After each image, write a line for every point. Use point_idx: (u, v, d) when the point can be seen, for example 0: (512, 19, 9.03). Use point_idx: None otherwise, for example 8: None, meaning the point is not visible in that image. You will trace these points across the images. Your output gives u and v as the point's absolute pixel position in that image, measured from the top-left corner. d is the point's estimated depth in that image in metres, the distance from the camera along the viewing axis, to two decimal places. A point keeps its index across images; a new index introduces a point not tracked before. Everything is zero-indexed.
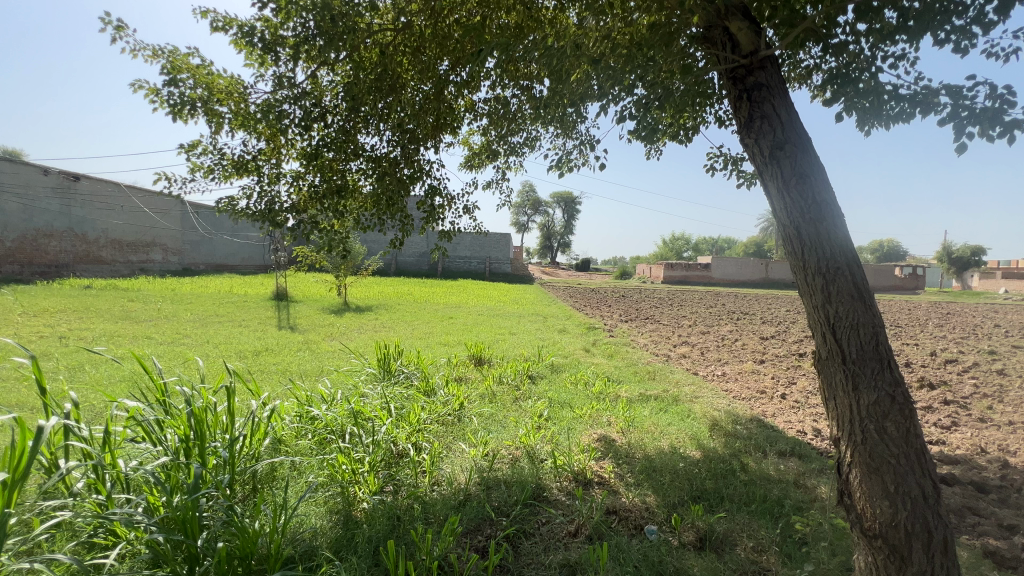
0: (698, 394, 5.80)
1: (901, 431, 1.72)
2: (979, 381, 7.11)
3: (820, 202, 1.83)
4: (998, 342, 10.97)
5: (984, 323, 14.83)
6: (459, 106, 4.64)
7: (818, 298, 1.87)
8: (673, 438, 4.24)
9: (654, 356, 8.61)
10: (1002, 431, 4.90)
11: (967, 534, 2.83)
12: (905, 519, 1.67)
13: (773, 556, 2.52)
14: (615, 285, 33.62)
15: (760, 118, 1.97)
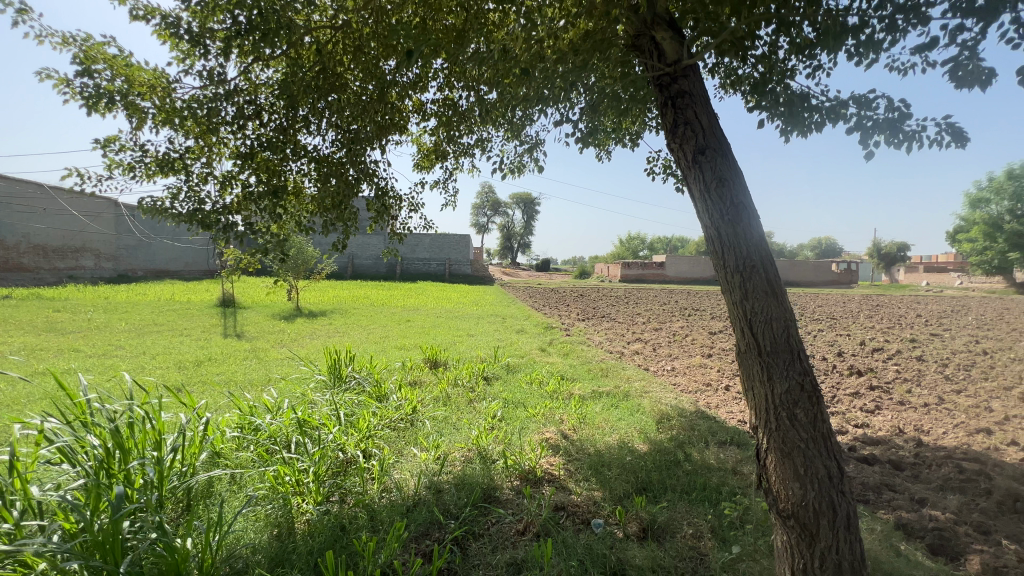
0: (647, 389, 6.00)
1: (810, 417, 1.82)
2: (900, 367, 7.73)
3: (738, 204, 1.91)
4: (918, 331, 11.99)
5: (907, 314, 16.10)
6: (406, 106, 4.61)
7: (737, 296, 1.95)
8: (622, 433, 4.37)
9: (608, 354, 8.81)
10: (918, 412, 5.37)
11: (883, 509, 3.07)
12: (813, 498, 1.77)
13: (709, 541, 2.64)
14: (574, 285, 34.20)
15: (684, 124, 2.03)
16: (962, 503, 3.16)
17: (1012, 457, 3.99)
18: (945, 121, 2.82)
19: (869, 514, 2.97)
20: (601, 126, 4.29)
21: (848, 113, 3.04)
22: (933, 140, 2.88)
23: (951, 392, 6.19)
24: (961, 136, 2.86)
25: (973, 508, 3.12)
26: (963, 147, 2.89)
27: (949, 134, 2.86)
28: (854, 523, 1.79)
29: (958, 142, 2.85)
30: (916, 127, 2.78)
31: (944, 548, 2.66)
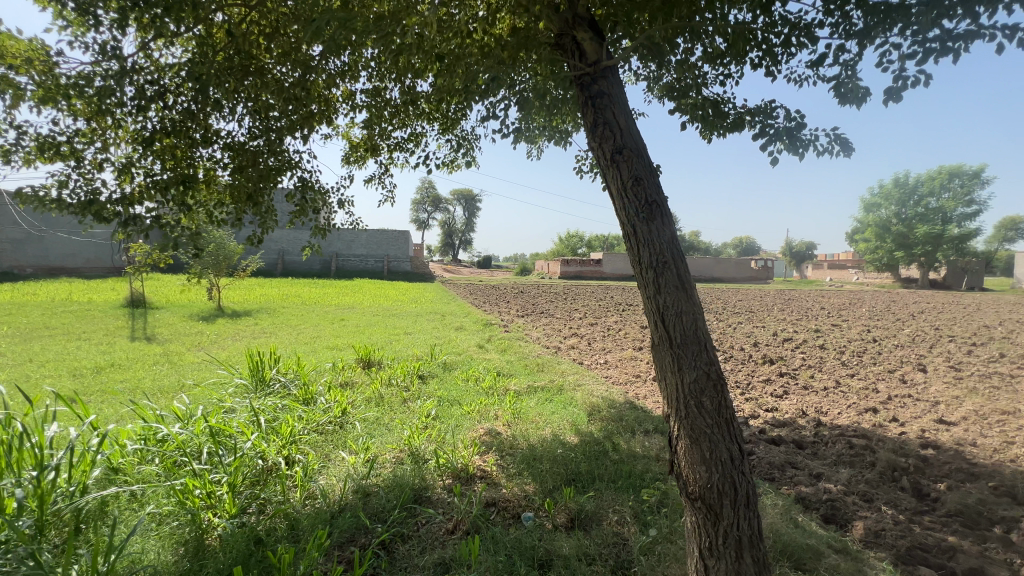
0: (581, 382, 6.18)
1: (715, 404, 1.92)
2: (805, 355, 8.53)
3: (651, 201, 1.99)
4: (821, 322, 13.30)
5: (813, 307, 17.79)
6: (334, 95, 4.40)
7: (651, 290, 2.02)
8: (555, 426, 4.46)
9: (545, 349, 8.96)
10: (818, 395, 5.95)
11: (787, 485, 3.36)
12: (717, 480, 1.87)
13: (632, 527, 2.76)
14: (514, 282, 34.56)
15: (603, 124, 2.09)
16: (851, 475, 3.53)
17: (892, 432, 4.52)
18: (833, 132, 3.14)
19: (774, 490, 3.24)
20: (533, 124, 4.33)
21: (754, 120, 3.28)
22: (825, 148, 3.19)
23: (845, 377, 6.91)
24: (847, 145, 3.20)
25: (859, 479, 3.50)
26: (849, 155, 3.24)
27: (836, 142, 3.19)
28: (753, 502, 1.91)
29: (844, 151, 3.19)
30: (810, 136, 3.06)
31: (835, 517, 2.96)
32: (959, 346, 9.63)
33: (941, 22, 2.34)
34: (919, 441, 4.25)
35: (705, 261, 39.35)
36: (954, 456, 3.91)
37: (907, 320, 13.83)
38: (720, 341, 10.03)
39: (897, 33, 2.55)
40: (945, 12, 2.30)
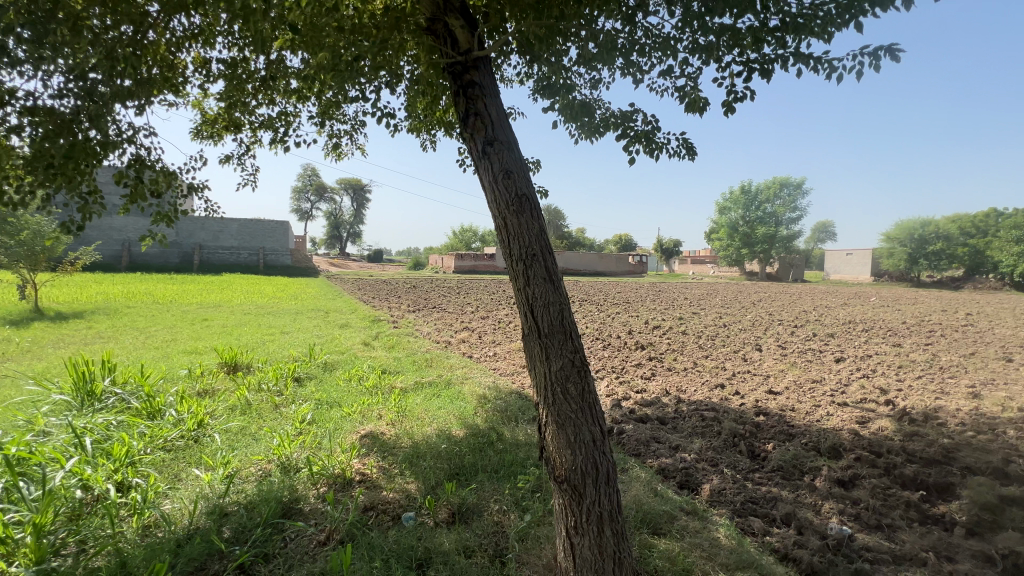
0: (469, 375, 6.19)
1: (580, 390, 2.01)
2: (670, 340, 9.55)
3: (521, 194, 2.02)
4: (684, 311, 15.04)
5: (679, 298, 19.99)
6: (181, 60, 3.80)
7: (520, 282, 2.05)
8: (441, 421, 4.41)
9: (435, 344, 8.84)
10: (679, 376, 6.69)
11: (651, 458, 3.71)
12: (581, 462, 1.98)
13: (512, 514, 2.84)
14: (407, 277, 33.64)
15: (474, 115, 2.06)
16: (702, 444, 4.02)
17: (734, 404, 5.25)
18: (681, 137, 3.51)
19: (639, 464, 3.55)
20: (416, 113, 4.19)
21: (618, 123, 3.53)
22: (674, 152, 3.56)
23: (701, 358, 7.88)
24: (691, 149, 3.62)
25: (708, 447, 4.00)
26: (693, 159, 3.66)
27: (683, 147, 3.58)
28: (614, 478, 2.05)
29: (690, 154, 3.59)
30: (664, 140, 3.38)
31: (687, 482, 3.34)
32: (785, 328, 11.55)
33: (760, 47, 2.71)
34: (754, 410, 5.00)
35: (589, 256, 42.08)
36: (778, 421, 4.66)
37: (749, 308, 16.22)
38: (600, 330, 10.80)
39: (728, 53, 2.90)
40: (763, 40, 2.67)
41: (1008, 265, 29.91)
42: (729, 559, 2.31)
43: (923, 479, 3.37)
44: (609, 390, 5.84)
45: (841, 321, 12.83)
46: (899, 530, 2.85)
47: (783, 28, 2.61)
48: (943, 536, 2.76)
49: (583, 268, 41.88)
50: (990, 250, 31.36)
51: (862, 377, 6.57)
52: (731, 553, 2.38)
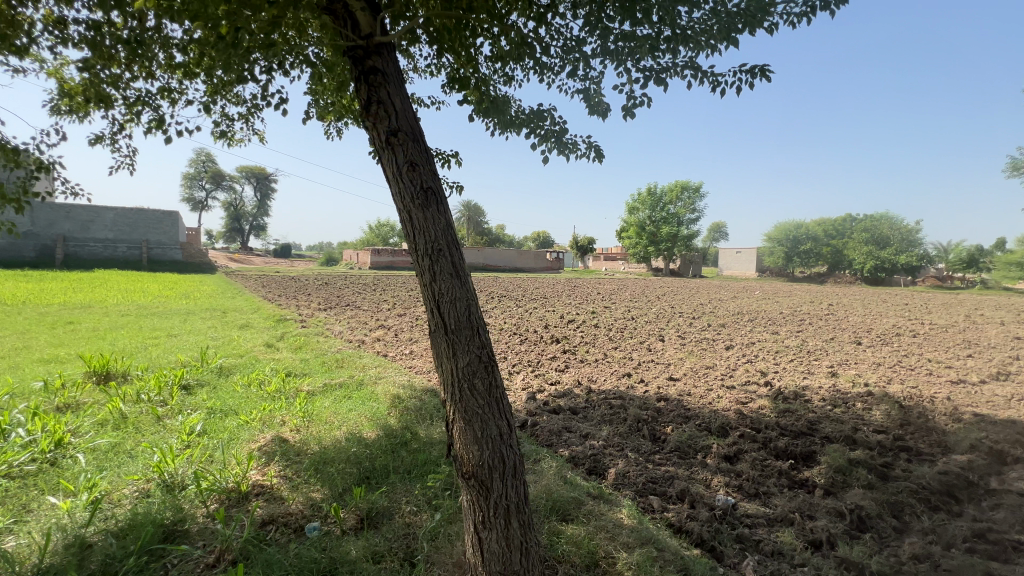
0: (382, 375, 5.99)
1: (486, 385, 2.01)
2: (584, 333, 10.00)
3: (427, 188, 1.98)
4: (597, 305, 15.83)
5: (592, 293, 20.93)
6: (28, 18, 3.22)
7: (426, 277, 2.01)
8: (352, 423, 4.22)
9: (347, 344, 8.43)
10: (590, 367, 7.03)
11: (562, 447, 3.86)
12: (488, 457, 1.99)
13: (424, 514, 2.79)
14: (318, 273, 31.78)
15: (376, 103, 1.97)
16: (609, 431, 4.25)
17: (639, 391, 5.62)
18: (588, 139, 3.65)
19: (551, 454, 3.67)
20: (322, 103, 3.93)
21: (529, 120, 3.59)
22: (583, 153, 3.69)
23: (611, 350, 8.34)
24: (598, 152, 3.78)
25: (615, 433, 4.24)
26: (600, 160, 3.83)
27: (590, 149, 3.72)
28: (522, 469, 2.10)
29: (597, 156, 3.74)
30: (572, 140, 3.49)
31: (595, 468, 3.51)
32: (685, 319, 12.62)
33: (656, 55, 2.89)
34: (656, 396, 5.38)
35: (508, 252, 42.61)
36: (677, 405, 5.06)
37: (655, 301, 17.44)
38: (518, 325, 10.99)
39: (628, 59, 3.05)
40: (658, 49, 2.84)
41: (860, 262, 35.13)
42: (631, 537, 2.47)
43: (792, 450, 3.85)
44: (524, 384, 5.96)
45: (730, 312, 14.26)
46: (773, 496, 3.22)
47: (675, 39, 2.81)
48: (807, 497, 3.17)
49: (503, 265, 42.36)
50: (847, 250, 36.60)
51: (746, 362, 7.36)
52: (633, 531, 2.53)
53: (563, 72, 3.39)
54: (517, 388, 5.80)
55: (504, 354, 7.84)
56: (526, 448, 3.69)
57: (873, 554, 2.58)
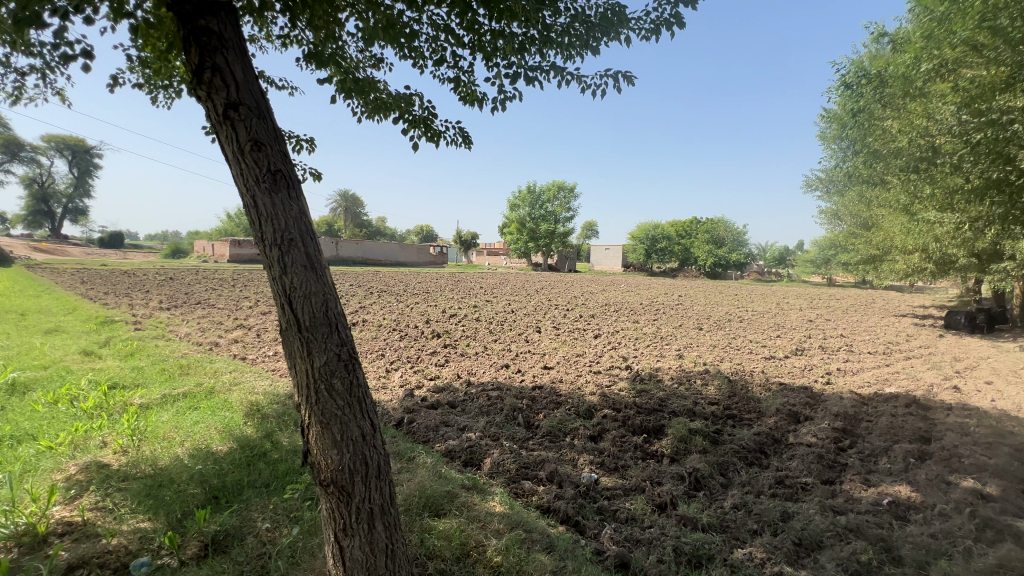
0: (238, 380, 5.35)
1: (347, 385, 1.89)
2: (465, 327, 10.06)
3: (275, 171, 1.80)
4: (479, 299, 16.08)
5: (475, 287, 21.15)
6: None
7: (275, 270, 1.82)
8: (198, 436, 3.70)
9: (195, 347, 7.36)
10: (470, 360, 7.11)
11: (439, 443, 3.83)
12: (348, 461, 1.88)
13: (283, 529, 2.56)
14: (160, 266, 27.27)
15: (211, 71, 1.72)
16: (486, 422, 4.33)
17: (515, 381, 5.83)
18: (456, 126, 3.66)
19: (427, 450, 3.63)
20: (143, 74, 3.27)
21: (397, 105, 3.51)
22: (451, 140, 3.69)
23: (491, 342, 8.54)
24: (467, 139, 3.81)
25: (491, 424, 4.34)
26: (469, 148, 3.86)
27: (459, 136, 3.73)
28: (387, 469, 2.04)
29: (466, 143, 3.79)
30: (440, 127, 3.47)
31: (471, 460, 3.56)
32: (560, 311, 13.42)
33: (522, 55, 2.98)
34: (531, 385, 5.64)
35: (390, 246, 41.02)
36: (549, 392, 5.36)
37: (533, 295, 18.25)
38: (397, 320, 10.66)
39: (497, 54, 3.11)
40: (524, 48, 2.95)
41: (704, 260, 40.85)
42: (501, 523, 2.55)
43: (645, 425, 4.32)
44: (402, 380, 5.81)
45: (600, 304, 15.52)
46: (628, 468, 3.58)
47: (540, 41, 2.93)
48: (655, 466, 3.58)
49: (384, 258, 40.69)
50: (694, 249, 42.25)
51: (611, 349, 8.09)
52: (503, 517, 2.62)
53: (432, 60, 3.33)
54: (393, 386, 5.62)
55: (382, 351, 7.55)
56: (401, 446, 3.60)
57: (706, 509, 3.01)
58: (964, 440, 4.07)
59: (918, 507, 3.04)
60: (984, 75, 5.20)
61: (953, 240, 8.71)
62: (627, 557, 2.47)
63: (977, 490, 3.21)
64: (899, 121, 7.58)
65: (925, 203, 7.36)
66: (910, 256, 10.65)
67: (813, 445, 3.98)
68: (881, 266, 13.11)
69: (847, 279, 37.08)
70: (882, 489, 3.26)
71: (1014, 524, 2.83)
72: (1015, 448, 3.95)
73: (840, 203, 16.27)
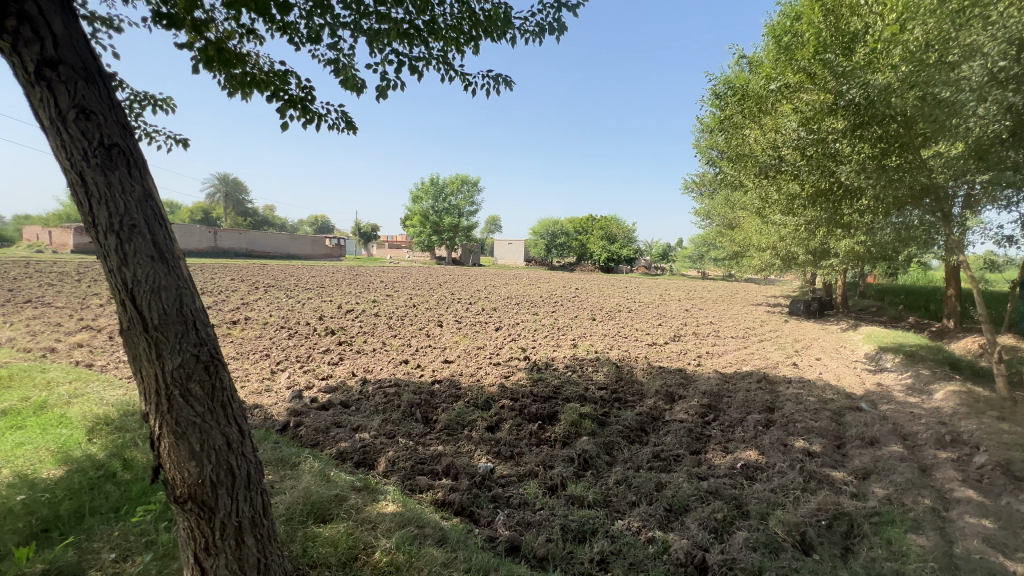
0: (81, 391, 4.56)
1: (207, 389, 1.71)
2: (362, 323, 9.63)
3: (110, 144, 1.55)
4: (378, 293, 15.48)
5: (374, 281, 20.24)
6: None
7: (113, 261, 1.58)
8: (22, 460, 3.09)
9: (21, 354, 6.10)
10: (367, 357, 6.83)
11: (329, 445, 3.63)
12: (210, 473, 1.70)
13: (136, 557, 2.25)
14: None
15: (17, 20, 1.43)
16: (381, 420, 4.20)
17: (414, 377, 5.72)
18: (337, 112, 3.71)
19: (316, 454, 3.42)
20: None
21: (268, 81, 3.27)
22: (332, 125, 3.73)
23: (389, 337, 8.28)
24: (350, 125, 3.92)
25: (387, 422, 4.21)
26: (353, 134, 3.97)
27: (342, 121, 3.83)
28: (259, 478, 1.88)
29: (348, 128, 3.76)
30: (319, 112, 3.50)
31: (365, 460, 3.43)
32: (462, 305, 13.44)
33: (408, 42, 2.98)
34: (430, 380, 5.57)
35: (279, 236, 37.73)
36: (448, 386, 5.34)
37: (436, 289, 17.97)
38: (286, 318, 9.83)
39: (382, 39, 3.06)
40: (411, 36, 2.95)
41: (599, 255, 43.52)
42: (392, 522, 2.49)
43: (541, 412, 4.51)
44: (289, 381, 5.40)
45: (502, 297, 15.77)
46: (523, 454, 3.71)
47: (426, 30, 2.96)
48: (548, 451, 3.75)
49: (273, 250, 37.33)
50: (590, 245, 44.79)
51: (511, 340, 8.29)
52: (395, 515, 2.56)
53: (312, 39, 3.13)
54: (279, 388, 5.19)
55: (267, 351, 6.92)
56: (285, 452, 3.34)
57: (592, 486, 3.23)
58: (798, 408, 4.85)
59: (763, 467, 3.55)
60: (815, 99, 5.95)
61: (794, 239, 10.28)
62: (518, 541, 2.56)
63: (806, 448, 3.84)
64: (754, 135, 8.71)
65: (773, 208, 8.58)
66: (763, 253, 12.37)
67: (684, 421, 4.45)
68: (742, 261, 15.04)
69: (717, 273, 41.97)
70: (737, 454, 3.75)
71: (830, 474, 3.45)
72: (833, 411, 4.81)
73: (710, 205, 18.31)
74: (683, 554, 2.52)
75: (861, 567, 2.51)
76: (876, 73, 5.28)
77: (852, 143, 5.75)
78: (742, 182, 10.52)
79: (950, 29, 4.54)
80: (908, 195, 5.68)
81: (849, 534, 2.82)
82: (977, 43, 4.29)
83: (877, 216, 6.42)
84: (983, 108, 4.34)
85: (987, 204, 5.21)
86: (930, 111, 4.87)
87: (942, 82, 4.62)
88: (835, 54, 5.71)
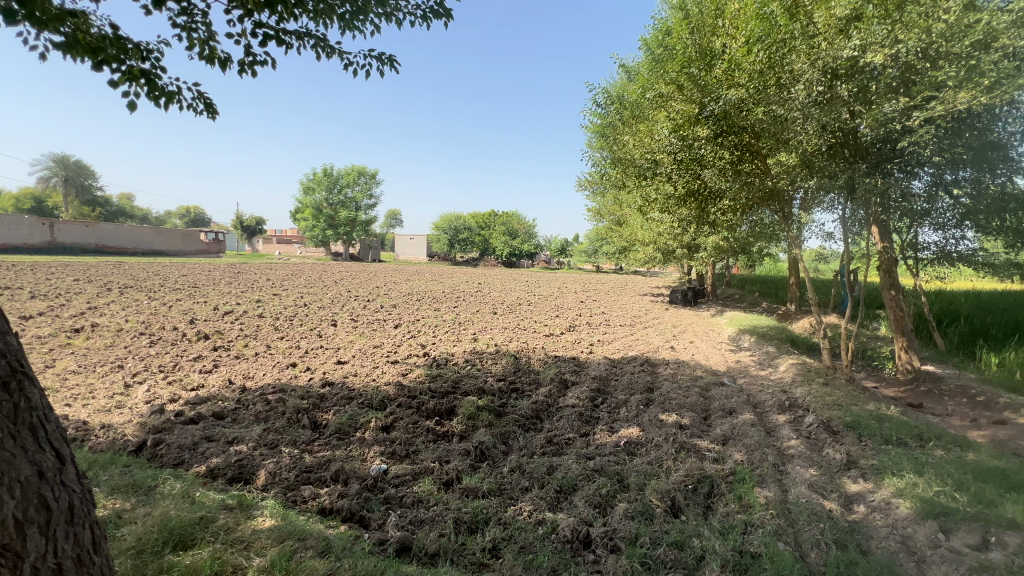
0: None
1: (8, 411, 1.43)
2: (243, 325, 8.75)
3: None
4: (263, 292, 14.17)
5: (259, 279, 18.45)
6: None
7: None
8: None
9: None
10: (248, 362, 6.22)
11: (196, 463, 3.24)
12: (17, 510, 1.43)
13: None
14: None
15: None
16: (262, 430, 3.85)
17: (301, 381, 5.32)
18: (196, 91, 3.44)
19: (179, 474, 3.03)
20: None
21: (108, 49, 2.89)
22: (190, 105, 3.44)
23: (275, 340, 7.62)
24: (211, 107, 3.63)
25: (269, 431, 3.87)
26: (215, 117, 3.67)
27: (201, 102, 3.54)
28: (85, 510, 1.66)
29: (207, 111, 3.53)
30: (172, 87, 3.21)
31: (240, 474, 3.12)
32: (359, 302, 12.82)
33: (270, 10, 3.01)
34: (320, 383, 5.22)
35: (140, 228, 32.77)
36: (341, 388, 5.05)
37: (331, 287, 16.92)
38: (146, 322, 8.55)
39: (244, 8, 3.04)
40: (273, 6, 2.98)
41: (501, 250, 44.25)
42: (269, 538, 2.30)
43: (438, 408, 4.46)
44: (149, 394, 4.73)
45: (403, 294, 15.32)
46: (419, 452, 3.64)
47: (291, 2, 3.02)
48: (445, 446, 3.73)
49: (133, 245, 32.32)
50: (492, 240, 45.36)
51: (410, 337, 8.10)
52: (272, 531, 2.37)
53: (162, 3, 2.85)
54: (135, 403, 4.49)
55: (119, 361, 5.96)
56: (138, 476, 2.90)
57: (487, 476, 3.28)
58: (672, 386, 5.39)
59: (642, 442, 3.89)
60: (683, 108, 6.52)
61: (672, 235, 11.35)
62: (409, 540, 2.52)
63: (678, 422, 4.28)
64: (633, 139, 9.41)
65: (653, 207, 9.39)
66: (647, 248, 13.51)
67: (575, 406, 4.71)
68: (630, 255, 16.27)
69: (609, 266, 45.05)
70: (620, 433, 4.06)
71: (697, 443, 3.89)
72: (702, 387, 5.42)
73: (602, 203, 19.50)
74: (569, 531, 2.67)
75: (718, 522, 2.87)
76: (730, 88, 5.97)
77: (714, 149, 6.46)
78: (625, 182, 11.33)
79: (778, 58, 5.43)
80: (758, 197, 6.59)
81: (709, 494, 3.20)
82: (801, 71, 5.12)
83: (735, 214, 7.35)
84: (808, 126, 5.18)
85: (816, 206, 6.17)
86: (771, 126, 5.67)
87: (777, 100, 5.46)
88: (698, 68, 6.39)
